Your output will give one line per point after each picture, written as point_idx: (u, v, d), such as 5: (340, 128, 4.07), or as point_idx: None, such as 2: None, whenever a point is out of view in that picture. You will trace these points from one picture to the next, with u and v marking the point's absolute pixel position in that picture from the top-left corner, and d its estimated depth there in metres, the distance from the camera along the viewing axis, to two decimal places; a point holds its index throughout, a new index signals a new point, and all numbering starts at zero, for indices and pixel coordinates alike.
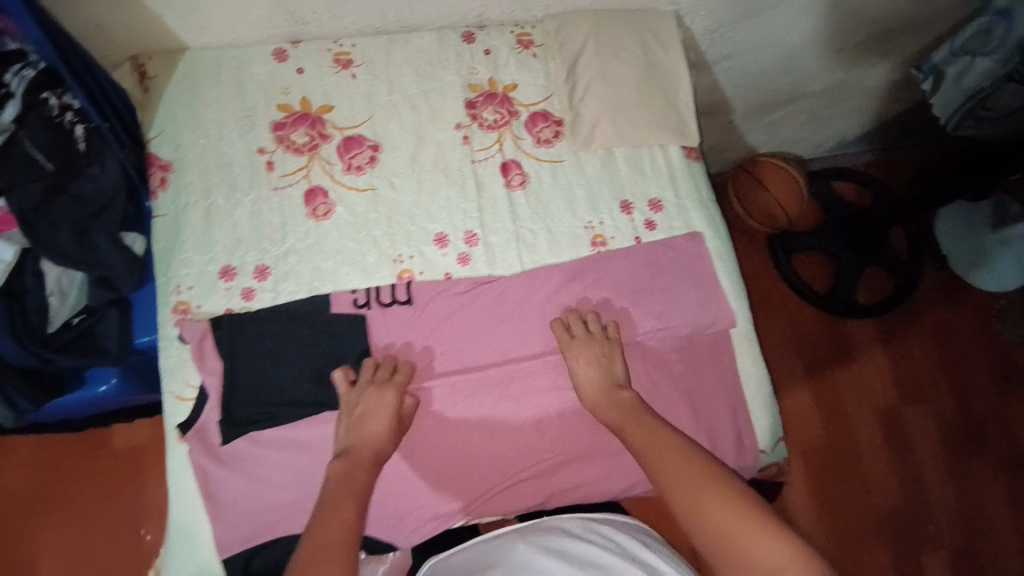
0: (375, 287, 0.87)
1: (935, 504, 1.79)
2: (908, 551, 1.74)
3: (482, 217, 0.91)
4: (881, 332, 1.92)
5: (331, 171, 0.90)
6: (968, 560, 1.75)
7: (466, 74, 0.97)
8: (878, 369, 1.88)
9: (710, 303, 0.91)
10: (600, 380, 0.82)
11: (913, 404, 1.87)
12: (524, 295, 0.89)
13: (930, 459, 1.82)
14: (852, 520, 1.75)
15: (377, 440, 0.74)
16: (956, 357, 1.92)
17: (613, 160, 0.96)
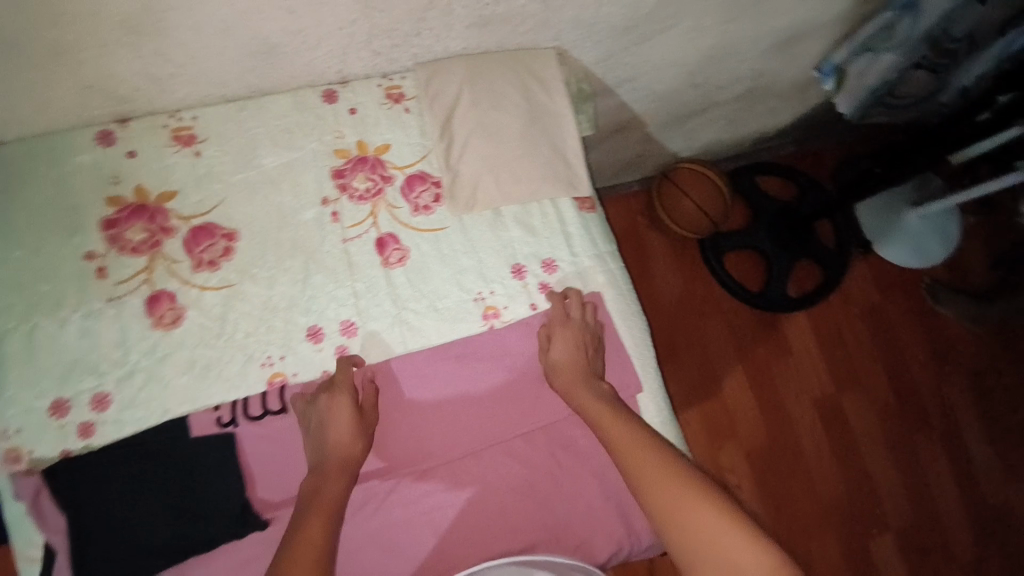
0: (242, 399, 0.76)
1: (878, 487, 1.83)
2: (855, 537, 1.77)
3: (360, 302, 0.83)
4: (813, 323, 1.92)
5: (177, 269, 0.79)
6: (914, 538, 1.80)
7: (331, 140, 0.87)
8: (813, 359, 1.89)
9: (613, 368, 0.87)
10: (575, 360, 0.81)
11: (849, 391, 1.89)
12: (415, 382, 0.82)
13: (871, 444, 1.86)
14: (801, 515, 1.77)
15: (348, 444, 0.73)
16: (888, 339, 1.95)
17: (501, 220, 0.89)
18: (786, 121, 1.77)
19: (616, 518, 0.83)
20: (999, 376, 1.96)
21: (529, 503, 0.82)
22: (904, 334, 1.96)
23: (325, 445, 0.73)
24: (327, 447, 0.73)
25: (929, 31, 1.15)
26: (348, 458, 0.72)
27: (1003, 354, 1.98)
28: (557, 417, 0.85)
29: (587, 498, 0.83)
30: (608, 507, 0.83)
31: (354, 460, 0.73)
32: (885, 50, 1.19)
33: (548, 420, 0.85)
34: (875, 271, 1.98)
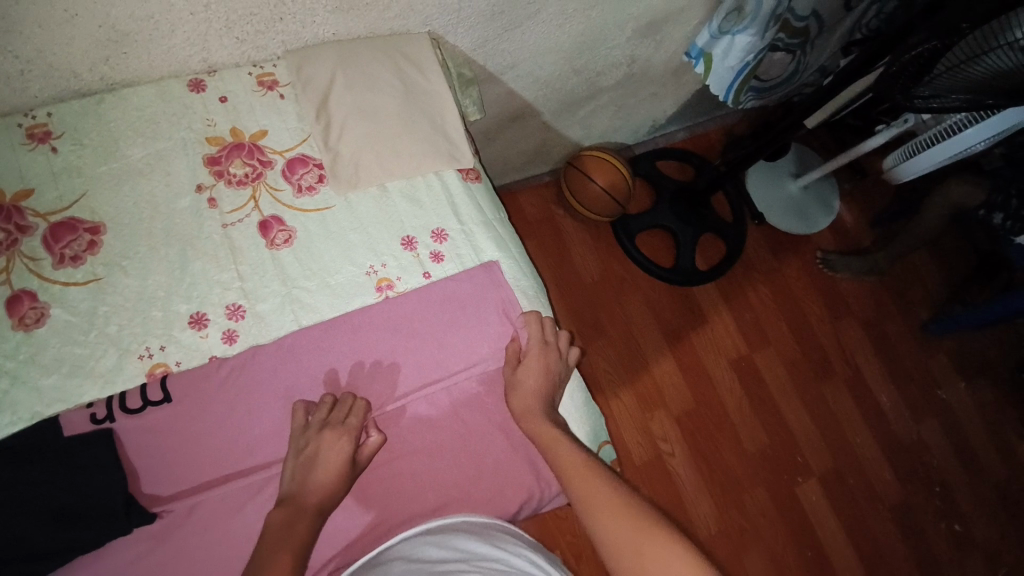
0: (118, 394, 0.73)
1: (798, 436, 1.95)
2: (783, 484, 1.88)
3: (245, 284, 0.81)
4: (721, 290, 2.05)
5: (37, 267, 0.75)
6: (835, 479, 1.93)
7: (202, 128, 0.87)
8: (725, 324, 2.01)
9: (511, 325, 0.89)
10: (539, 383, 0.85)
11: (760, 349, 2.02)
12: (310, 358, 0.80)
13: (786, 398, 1.98)
14: (731, 471, 1.86)
15: (329, 489, 0.73)
16: (789, 299, 2.10)
17: (387, 195, 0.91)
18: (672, 106, 1.90)
19: (527, 470, 0.85)
20: (889, 324, 2.16)
21: (439, 465, 0.82)
22: (804, 294, 2.12)
23: (309, 479, 0.73)
24: (309, 486, 0.73)
25: (774, 10, 1.22)
26: (322, 501, 0.72)
27: (890, 303, 2.19)
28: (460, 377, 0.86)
29: (499, 454, 0.85)
30: (517, 460, 0.85)
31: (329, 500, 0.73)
32: (737, 29, 1.29)
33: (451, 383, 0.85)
34: (770, 239, 2.15)
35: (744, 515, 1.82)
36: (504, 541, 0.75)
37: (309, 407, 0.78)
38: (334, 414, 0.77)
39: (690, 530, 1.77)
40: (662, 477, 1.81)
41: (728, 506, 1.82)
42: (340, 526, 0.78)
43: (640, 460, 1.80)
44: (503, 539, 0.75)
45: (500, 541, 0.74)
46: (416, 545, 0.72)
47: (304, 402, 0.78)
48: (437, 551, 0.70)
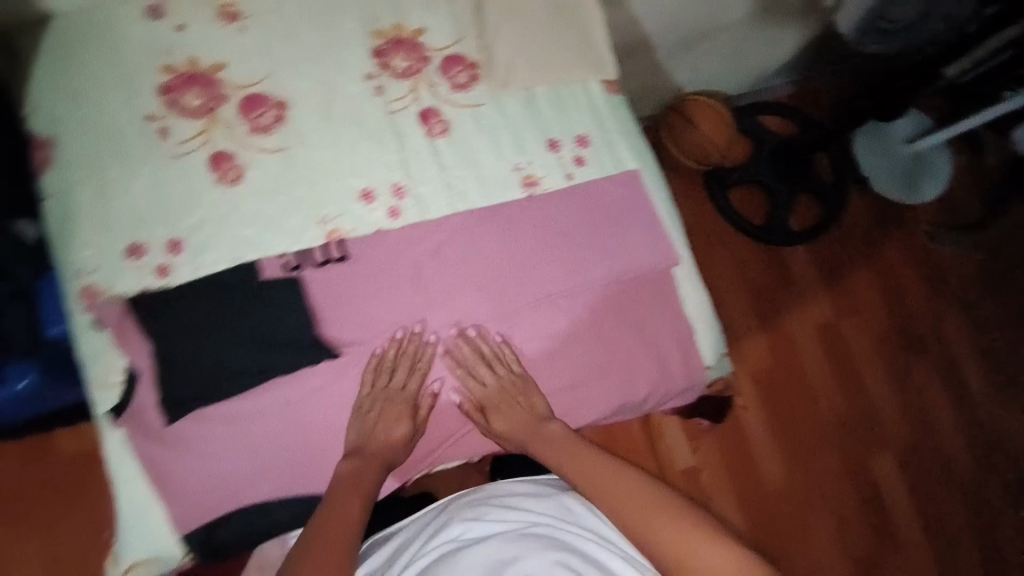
0: (305, 249, 0.83)
1: (876, 406, 1.93)
2: (854, 450, 1.88)
3: (408, 169, 0.88)
4: (814, 255, 2.01)
5: (235, 132, 0.84)
6: (908, 453, 1.91)
7: (370, 21, 0.92)
8: (813, 289, 1.98)
9: (650, 238, 0.91)
10: (650, 281, 0.90)
11: (847, 318, 1.98)
12: (464, 241, 0.88)
13: (868, 368, 1.95)
14: (802, 432, 1.87)
15: (394, 445, 0.83)
16: (882, 270, 2.03)
17: (535, 99, 0.94)
18: (786, 54, 1.83)
19: (652, 366, 0.88)
20: (988, 305, 2.06)
21: (566, 352, 0.88)
22: (898, 265, 2.05)
23: (372, 435, 0.82)
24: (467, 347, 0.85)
25: None
26: (388, 455, 0.83)
27: (993, 284, 2.08)
28: (597, 274, 0.89)
29: (629, 348, 0.88)
30: (644, 358, 0.88)
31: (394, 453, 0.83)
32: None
33: (589, 280, 0.89)
34: (869, 204, 2.08)
35: (812, 474, 1.84)
36: (571, 507, 0.87)
37: (459, 281, 0.86)
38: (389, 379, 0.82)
39: (757, 481, 1.81)
40: (734, 428, 1.84)
41: (795, 465, 1.84)
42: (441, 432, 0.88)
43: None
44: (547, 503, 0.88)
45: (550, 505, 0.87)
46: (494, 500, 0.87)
47: (451, 280, 0.86)
48: (504, 520, 0.83)
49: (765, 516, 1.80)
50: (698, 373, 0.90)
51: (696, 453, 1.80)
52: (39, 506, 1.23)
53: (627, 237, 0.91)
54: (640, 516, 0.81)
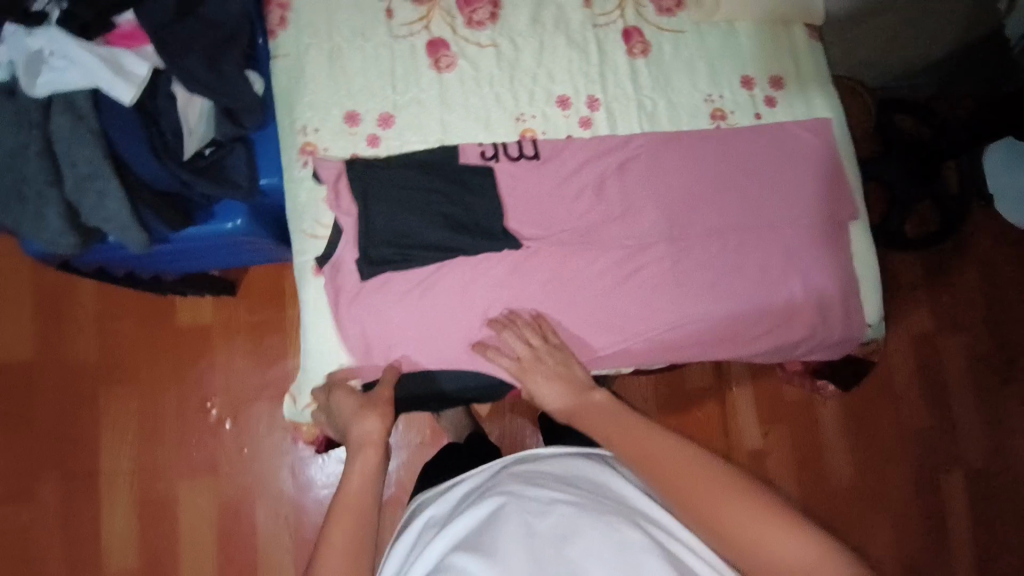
0: (501, 143, 0.85)
1: (961, 430, 1.66)
2: (929, 471, 1.63)
3: (605, 84, 0.89)
4: (925, 267, 1.71)
5: (452, 23, 0.87)
6: (984, 481, 1.64)
7: None
8: (916, 295, 1.70)
9: (832, 191, 0.90)
10: (823, 233, 0.89)
11: (947, 330, 1.70)
12: (648, 162, 0.87)
13: (958, 386, 1.67)
14: (877, 438, 1.64)
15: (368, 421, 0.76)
16: (994, 286, 1.72)
17: (735, 34, 0.93)
18: None
19: (814, 314, 0.87)
20: None
21: (735, 286, 0.86)
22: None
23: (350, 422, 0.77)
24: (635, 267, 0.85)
25: None
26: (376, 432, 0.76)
27: None
28: (772, 215, 0.88)
29: (792, 293, 0.87)
30: (809, 305, 0.87)
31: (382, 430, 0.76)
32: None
33: (762, 222, 0.88)
34: None
35: (881, 485, 1.61)
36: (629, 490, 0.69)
37: (636, 200, 0.86)
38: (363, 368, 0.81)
39: (820, 480, 1.60)
40: (807, 421, 1.62)
41: (864, 470, 1.62)
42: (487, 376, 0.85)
43: (789, 398, 1.61)
44: (599, 471, 0.73)
45: (598, 478, 0.71)
46: (551, 465, 0.73)
47: (627, 198, 0.86)
48: (543, 478, 0.70)
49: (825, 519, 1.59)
50: (858, 330, 0.89)
51: (766, 438, 1.59)
52: (171, 360, 1.35)
53: (810, 185, 0.89)
54: (701, 497, 0.63)
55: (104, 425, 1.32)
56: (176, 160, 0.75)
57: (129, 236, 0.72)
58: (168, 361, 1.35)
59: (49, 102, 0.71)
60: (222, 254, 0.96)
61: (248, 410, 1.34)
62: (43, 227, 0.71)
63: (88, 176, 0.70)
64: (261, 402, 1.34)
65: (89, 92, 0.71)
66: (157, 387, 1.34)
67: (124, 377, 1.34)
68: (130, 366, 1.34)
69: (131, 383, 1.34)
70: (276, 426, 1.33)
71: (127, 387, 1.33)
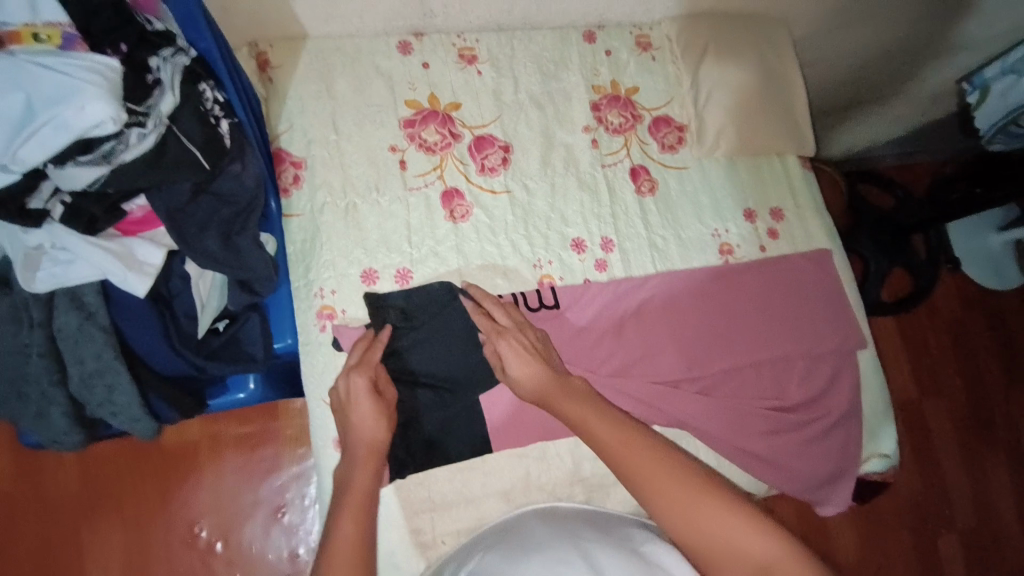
0: (520, 293, 0.85)
1: (951, 489, 1.64)
2: (923, 534, 1.61)
3: (617, 224, 0.91)
4: (906, 337, 1.74)
5: (465, 171, 0.88)
6: (976, 542, 1.62)
7: (589, 76, 0.97)
8: (896, 358, 1.72)
9: (842, 322, 0.92)
10: (835, 364, 0.90)
11: (930, 395, 1.70)
12: (665, 301, 0.88)
13: (946, 451, 1.67)
14: (877, 508, 1.61)
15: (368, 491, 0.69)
16: (967, 349, 1.75)
17: (734, 168, 0.98)
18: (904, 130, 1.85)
19: (834, 447, 0.88)
20: None
21: (759, 424, 0.86)
22: (1010, 348, 1.76)
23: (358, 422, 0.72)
24: (660, 410, 0.85)
25: None
26: None
27: None
28: (786, 347, 0.90)
29: (812, 426, 0.87)
30: (827, 435, 0.88)
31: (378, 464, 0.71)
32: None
33: (778, 354, 0.89)
34: None
35: (881, 553, 1.58)
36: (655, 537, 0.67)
37: (659, 347, 0.86)
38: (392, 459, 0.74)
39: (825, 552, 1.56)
40: None
41: (864, 540, 1.58)
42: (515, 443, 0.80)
43: None
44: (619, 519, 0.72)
45: (622, 526, 0.69)
46: (582, 516, 0.73)
47: (647, 343, 0.86)
48: (569, 525, 0.69)
49: None
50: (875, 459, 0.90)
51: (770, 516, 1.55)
52: (159, 478, 1.24)
53: (821, 316, 0.92)
54: (691, 508, 0.61)
55: (90, 557, 1.20)
56: (191, 346, 0.72)
57: (140, 428, 0.69)
58: (154, 479, 1.24)
59: (50, 297, 0.66)
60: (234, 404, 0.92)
61: (239, 532, 1.24)
62: (46, 424, 0.67)
63: (97, 372, 0.65)
64: (254, 521, 1.25)
65: (98, 285, 0.67)
66: (141, 511, 1.22)
67: (107, 501, 1.22)
68: (112, 491, 1.23)
69: (113, 511, 1.22)
70: (271, 546, 1.24)
71: (107, 515, 1.22)
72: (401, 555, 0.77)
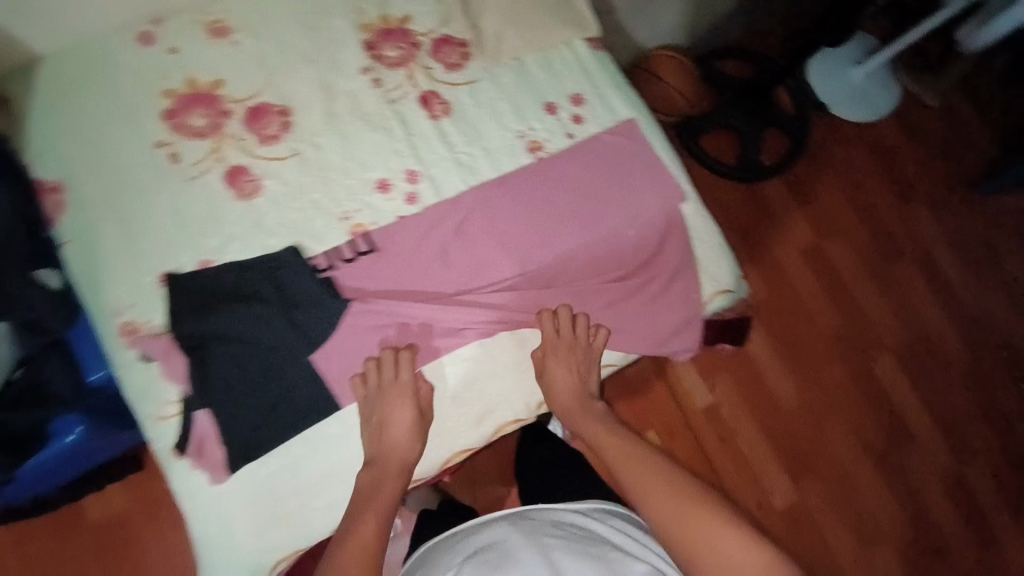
0: (332, 248, 0.84)
1: (871, 314, 1.68)
2: (858, 363, 1.64)
3: (418, 154, 0.90)
4: (795, 189, 1.77)
5: (246, 146, 0.84)
6: (910, 354, 1.66)
7: (355, 15, 0.93)
8: (791, 212, 1.75)
9: (659, 184, 0.94)
10: (661, 226, 0.93)
11: (831, 238, 1.74)
12: (481, 215, 0.89)
13: (857, 280, 1.71)
14: (807, 351, 1.63)
15: (405, 448, 0.79)
16: (850, 179, 1.79)
17: (526, 67, 0.97)
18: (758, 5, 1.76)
19: (672, 302, 0.92)
20: None
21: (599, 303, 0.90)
22: (890, 169, 1.82)
23: (384, 442, 0.78)
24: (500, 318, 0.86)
25: None
26: None
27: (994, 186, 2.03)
28: (613, 222, 0.91)
29: (648, 288, 0.92)
30: (663, 292, 0.92)
31: (409, 464, 0.79)
32: None
33: (605, 231, 0.91)
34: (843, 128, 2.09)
35: (824, 391, 1.61)
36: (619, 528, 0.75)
37: (489, 253, 0.87)
38: (384, 374, 0.80)
39: (773, 407, 1.58)
40: (744, 361, 1.60)
41: (806, 385, 1.61)
42: (362, 384, 0.80)
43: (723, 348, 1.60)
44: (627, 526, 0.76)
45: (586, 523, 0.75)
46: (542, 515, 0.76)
47: (472, 263, 0.87)
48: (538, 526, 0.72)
49: (789, 445, 1.55)
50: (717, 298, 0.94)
51: (715, 392, 1.57)
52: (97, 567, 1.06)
53: (638, 184, 0.94)
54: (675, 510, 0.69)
55: None
56: None
57: None
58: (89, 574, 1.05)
59: None
60: (102, 452, 0.92)
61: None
62: None
63: None
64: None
65: None
66: None
67: None
68: None
69: None
70: None
71: None
72: (283, 532, 0.78)
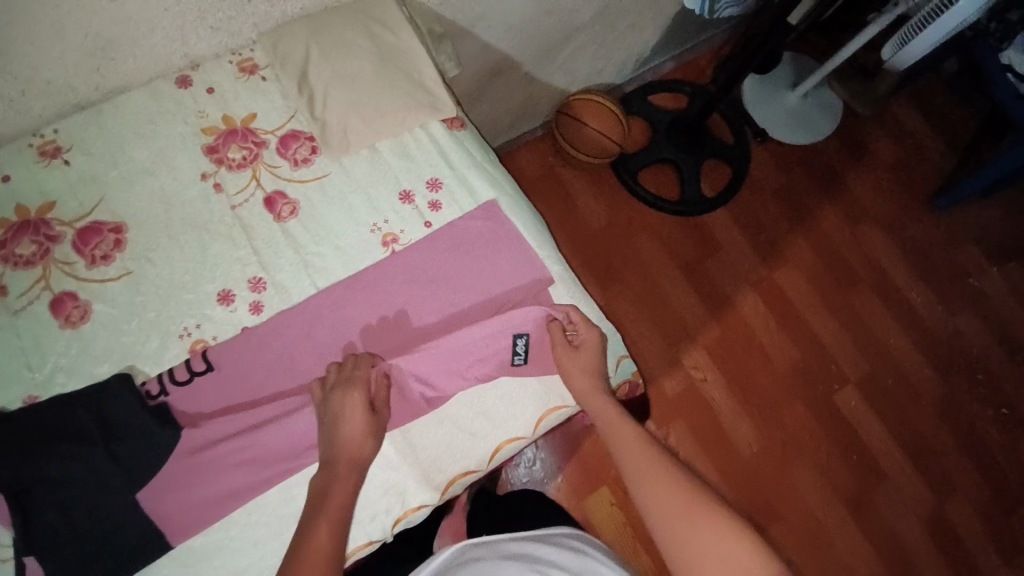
0: (166, 370, 0.80)
1: (832, 348, 1.56)
2: (821, 400, 1.52)
3: (262, 259, 0.86)
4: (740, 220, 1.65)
5: (73, 270, 0.82)
6: (876, 384, 1.54)
7: (196, 120, 0.91)
8: (735, 241, 1.64)
9: (524, 266, 0.90)
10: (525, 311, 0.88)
11: (779, 265, 1.62)
12: (331, 316, 0.85)
13: (814, 313, 1.59)
14: (765, 390, 1.51)
15: (359, 444, 0.76)
16: (796, 203, 1.68)
17: (379, 155, 0.93)
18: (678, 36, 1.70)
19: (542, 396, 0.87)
20: None
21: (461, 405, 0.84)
22: (841, 191, 1.71)
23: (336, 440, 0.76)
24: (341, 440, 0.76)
25: None
26: None
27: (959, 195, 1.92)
28: (473, 312, 0.87)
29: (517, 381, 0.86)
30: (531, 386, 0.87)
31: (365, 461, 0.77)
32: None
33: (466, 321, 0.86)
34: None
35: (785, 436, 1.48)
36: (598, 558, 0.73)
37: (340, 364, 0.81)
38: (344, 369, 0.79)
39: (733, 454, 1.45)
40: (697, 407, 1.48)
41: (766, 427, 1.48)
42: (195, 516, 0.76)
43: (671, 393, 1.49)
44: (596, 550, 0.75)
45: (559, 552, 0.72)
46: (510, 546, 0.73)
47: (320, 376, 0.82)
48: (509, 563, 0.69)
49: (751, 494, 1.43)
50: None
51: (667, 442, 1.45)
52: None
53: (500, 268, 0.89)
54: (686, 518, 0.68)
55: None
56: None
57: None
58: None
59: None
60: None
61: None
62: None
63: None
64: None
65: None
66: None
67: None
68: None
69: None
70: None
71: None
72: None
